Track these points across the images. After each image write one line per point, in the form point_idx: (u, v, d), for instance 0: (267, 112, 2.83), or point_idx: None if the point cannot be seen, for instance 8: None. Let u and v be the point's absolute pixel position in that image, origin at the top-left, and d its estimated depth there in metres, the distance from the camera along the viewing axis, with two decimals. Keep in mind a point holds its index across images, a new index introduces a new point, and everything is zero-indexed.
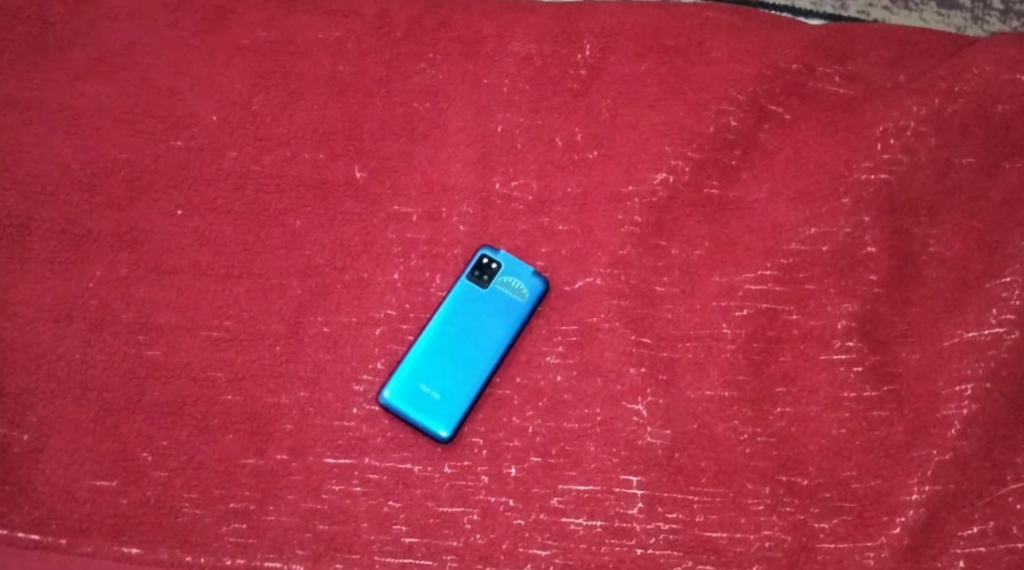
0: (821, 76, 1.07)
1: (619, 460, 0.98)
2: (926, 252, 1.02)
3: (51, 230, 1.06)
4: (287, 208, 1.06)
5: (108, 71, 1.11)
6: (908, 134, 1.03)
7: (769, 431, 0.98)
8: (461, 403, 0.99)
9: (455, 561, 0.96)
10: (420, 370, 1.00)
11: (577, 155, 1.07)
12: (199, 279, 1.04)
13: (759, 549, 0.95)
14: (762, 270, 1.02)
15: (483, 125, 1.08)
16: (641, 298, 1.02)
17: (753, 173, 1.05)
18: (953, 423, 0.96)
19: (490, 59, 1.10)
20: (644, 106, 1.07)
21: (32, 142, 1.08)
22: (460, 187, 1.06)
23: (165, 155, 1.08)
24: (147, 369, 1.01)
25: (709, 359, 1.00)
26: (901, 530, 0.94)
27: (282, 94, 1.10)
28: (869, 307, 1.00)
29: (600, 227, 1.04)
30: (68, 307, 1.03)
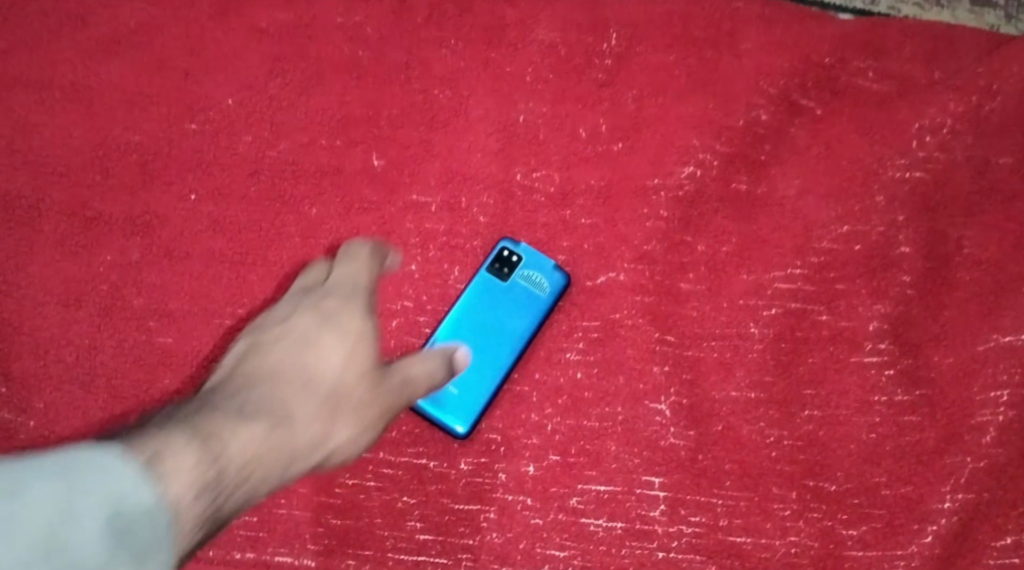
0: (854, 70, 1.03)
1: (641, 461, 0.95)
2: (960, 253, 0.98)
3: (61, 213, 1.04)
4: (303, 195, 1.04)
5: (121, 51, 1.08)
6: (944, 132, 1.01)
7: (796, 435, 0.95)
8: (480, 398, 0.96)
9: (470, 560, 0.94)
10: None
11: (601, 147, 1.03)
12: (211, 266, 1.03)
13: (784, 555, 0.93)
14: (792, 269, 0.99)
15: (504, 115, 1.05)
16: (666, 294, 0.99)
17: (782, 169, 1.01)
18: (988, 430, 0.94)
19: (513, 47, 1.06)
20: (672, 98, 1.04)
21: (43, 122, 1.06)
22: (480, 177, 1.03)
23: (180, 139, 1.06)
24: (157, 356, 1.01)
25: (736, 358, 0.97)
26: (932, 539, 0.92)
27: (300, 79, 1.07)
28: (901, 309, 0.97)
29: (625, 221, 1.01)
30: (77, 291, 1.02)
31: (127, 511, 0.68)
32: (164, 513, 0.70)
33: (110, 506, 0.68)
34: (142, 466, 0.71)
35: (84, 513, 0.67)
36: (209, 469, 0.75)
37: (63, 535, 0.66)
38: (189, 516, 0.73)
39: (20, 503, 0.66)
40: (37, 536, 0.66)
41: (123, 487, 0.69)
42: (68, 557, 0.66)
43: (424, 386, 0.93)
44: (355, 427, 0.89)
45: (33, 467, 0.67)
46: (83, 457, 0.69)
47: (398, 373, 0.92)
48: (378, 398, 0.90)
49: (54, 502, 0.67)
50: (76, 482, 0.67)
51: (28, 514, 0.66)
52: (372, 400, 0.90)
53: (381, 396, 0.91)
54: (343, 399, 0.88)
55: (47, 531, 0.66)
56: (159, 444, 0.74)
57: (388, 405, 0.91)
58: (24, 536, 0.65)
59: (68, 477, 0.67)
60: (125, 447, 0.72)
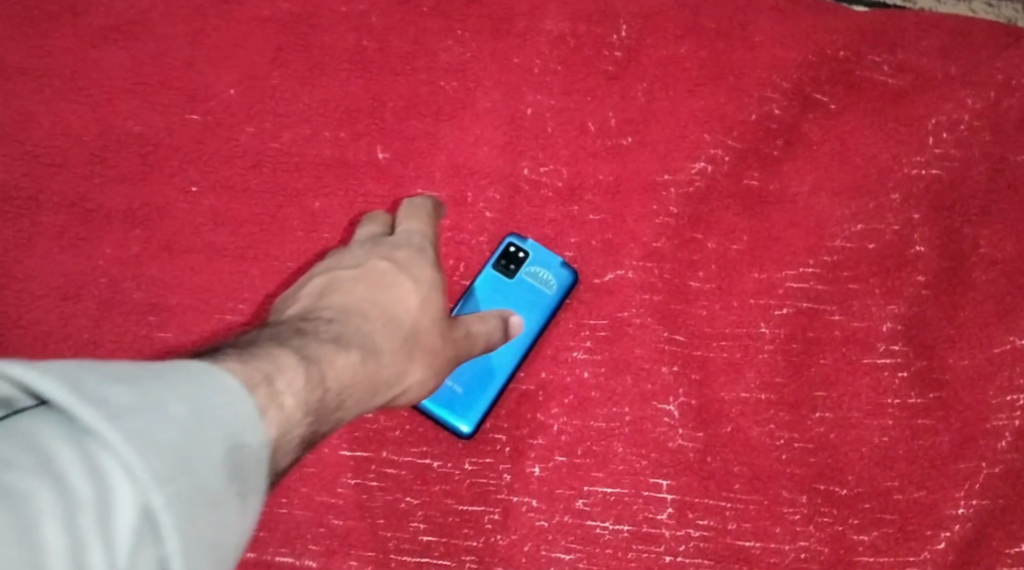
0: (869, 64, 1.01)
1: (649, 463, 0.94)
2: (977, 253, 0.96)
3: (61, 205, 1.03)
4: (306, 188, 1.02)
5: (120, 39, 1.06)
6: (961, 129, 0.99)
7: (806, 437, 0.93)
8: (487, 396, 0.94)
9: (474, 562, 0.92)
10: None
11: (610, 141, 1.01)
12: (213, 260, 1.01)
13: (794, 560, 0.91)
14: (804, 268, 0.97)
15: (512, 108, 1.02)
16: (675, 293, 0.97)
17: (795, 166, 0.99)
18: (1004, 435, 0.92)
19: (521, 38, 1.04)
20: (683, 92, 1.01)
21: (42, 112, 1.04)
22: (487, 171, 1.01)
23: (181, 130, 1.04)
24: (157, 352, 0.99)
25: (746, 359, 0.95)
26: (946, 545, 0.91)
27: (303, 69, 1.05)
28: (915, 310, 0.95)
29: (634, 217, 0.99)
30: (76, 285, 1.01)
31: (239, 446, 0.63)
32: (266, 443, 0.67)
33: (227, 437, 0.63)
34: (257, 385, 0.67)
35: (210, 441, 0.62)
36: (312, 394, 0.72)
37: (194, 459, 0.60)
38: (288, 446, 0.70)
39: (156, 416, 0.59)
40: (174, 454, 0.59)
41: (237, 417, 0.64)
42: (198, 481, 0.60)
43: (482, 347, 0.91)
44: (430, 371, 0.86)
45: (159, 385, 0.61)
46: (203, 384, 0.63)
47: (468, 324, 0.90)
48: (451, 346, 0.88)
49: (186, 422, 0.61)
50: (201, 407, 0.62)
51: (165, 430, 0.59)
52: (447, 345, 0.88)
53: (453, 344, 0.88)
54: (424, 342, 0.85)
55: (180, 449, 0.60)
56: (270, 366, 0.70)
57: (456, 355, 0.89)
58: (163, 448, 0.59)
59: (193, 402, 0.62)
60: (239, 366, 0.68)
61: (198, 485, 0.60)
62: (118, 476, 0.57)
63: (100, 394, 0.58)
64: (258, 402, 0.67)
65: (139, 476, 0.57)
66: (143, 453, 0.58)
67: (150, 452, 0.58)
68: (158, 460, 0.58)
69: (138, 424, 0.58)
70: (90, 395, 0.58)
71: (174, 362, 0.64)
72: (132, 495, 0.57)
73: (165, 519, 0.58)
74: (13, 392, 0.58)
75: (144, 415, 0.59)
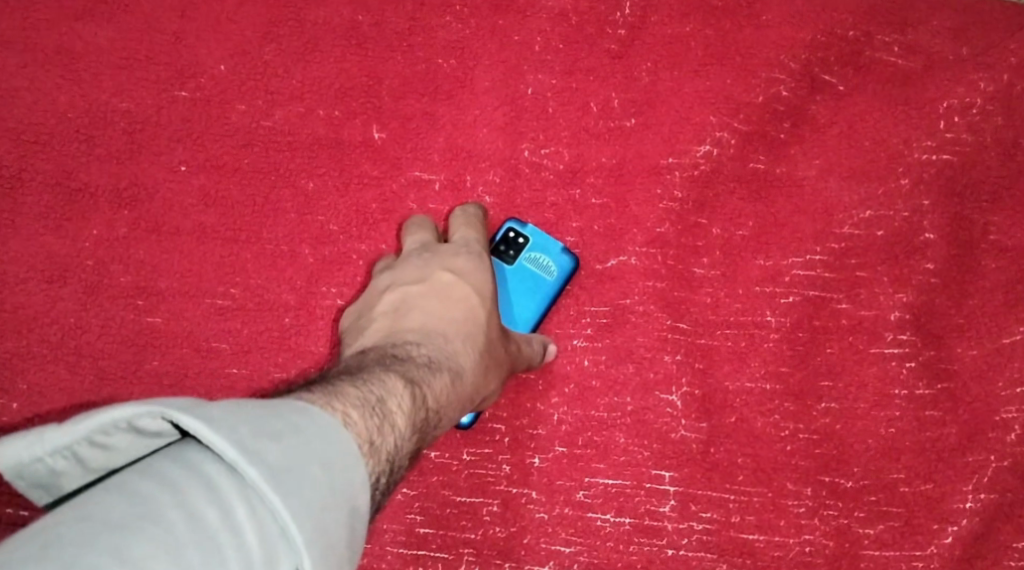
0: (879, 45, 0.98)
1: (651, 454, 0.92)
2: (987, 240, 0.95)
3: (45, 183, 0.99)
4: (299, 168, 0.99)
5: (107, 12, 1.02)
6: (973, 113, 0.96)
7: (811, 429, 0.92)
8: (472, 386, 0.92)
9: (472, 555, 0.91)
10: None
11: (613, 123, 0.98)
12: (203, 243, 0.98)
13: (798, 554, 0.90)
14: (812, 255, 0.95)
15: (512, 87, 1.00)
16: (679, 280, 0.95)
17: (802, 149, 0.97)
18: (1014, 428, 0.91)
19: (521, 14, 1.01)
20: (688, 71, 0.99)
21: (25, 87, 1.01)
22: (486, 154, 0.99)
23: (171, 107, 1.01)
24: (146, 337, 0.97)
25: (751, 348, 0.93)
26: (953, 540, 0.90)
27: (297, 45, 1.01)
28: (924, 299, 0.94)
29: (637, 201, 0.97)
30: (62, 267, 0.98)
31: (363, 512, 0.64)
32: (378, 490, 0.67)
33: (358, 501, 0.63)
34: (375, 428, 0.68)
35: (351, 504, 0.63)
36: (415, 431, 0.73)
37: (341, 523, 0.61)
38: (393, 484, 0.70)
39: (308, 476, 0.60)
40: (325, 515, 0.60)
41: (364, 483, 0.64)
42: (338, 546, 0.61)
43: (522, 369, 0.90)
44: (498, 389, 0.87)
45: (308, 445, 0.61)
46: (345, 441, 0.64)
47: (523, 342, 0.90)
48: (515, 363, 0.89)
49: (330, 483, 0.61)
50: (345, 467, 0.63)
51: (313, 491, 0.60)
52: (514, 364, 0.88)
53: (517, 363, 0.89)
54: (497, 361, 0.86)
55: (327, 510, 0.61)
56: (382, 398, 0.71)
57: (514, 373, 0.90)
58: (313, 509, 0.60)
59: (336, 464, 0.62)
60: (359, 405, 0.68)
61: (341, 549, 0.61)
62: (276, 536, 0.58)
63: (261, 450, 0.59)
64: (377, 447, 0.67)
65: (297, 539, 0.58)
66: (298, 514, 0.59)
67: (304, 513, 0.59)
68: (311, 524, 0.59)
69: (294, 484, 0.60)
70: (253, 450, 0.59)
71: (314, 413, 0.64)
72: (287, 557, 0.59)
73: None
74: (181, 432, 0.61)
75: (298, 474, 0.60)
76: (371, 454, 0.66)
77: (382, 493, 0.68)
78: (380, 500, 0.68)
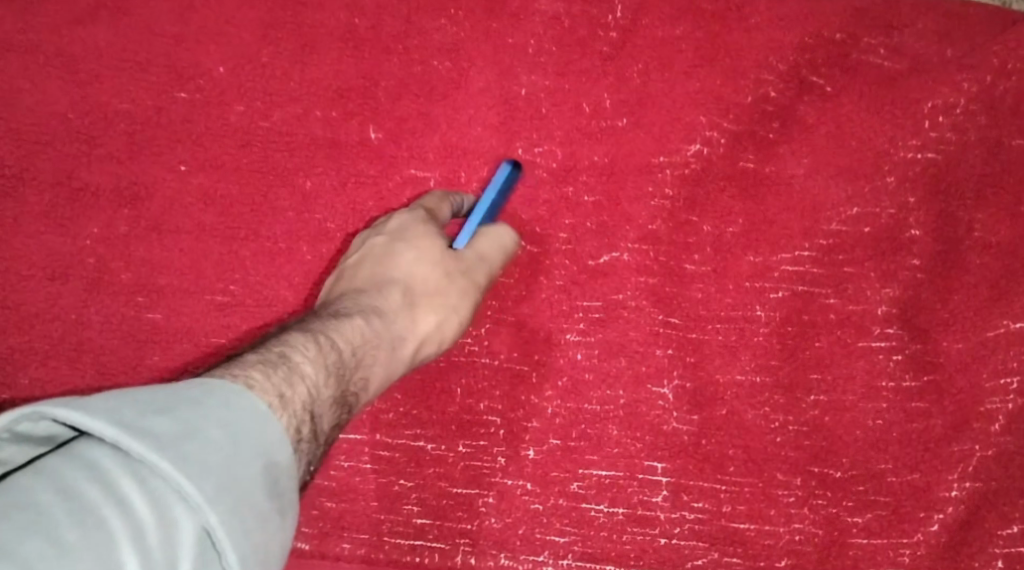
0: (866, 47, 1.00)
1: (643, 446, 0.93)
2: (971, 237, 0.97)
3: (47, 183, 1.01)
4: (297, 168, 1.01)
5: (107, 15, 1.03)
6: (957, 112, 0.98)
7: (801, 420, 0.94)
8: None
9: (468, 545, 0.92)
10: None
11: (605, 123, 1.00)
12: (203, 241, 1.00)
13: (788, 542, 0.92)
14: (800, 251, 0.97)
15: (506, 88, 1.01)
16: (671, 276, 0.97)
17: (791, 148, 0.99)
18: (997, 418, 0.93)
19: (515, 18, 1.02)
20: (678, 73, 1.01)
21: (27, 89, 1.02)
22: (481, 151, 1.01)
23: (171, 108, 1.02)
24: (146, 333, 0.98)
25: (741, 342, 0.95)
26: (938, 528, 0.92)
27: (294, 48, 1.03)
28: (910, 293, 0.96)
29: (629, 199, 0.98)
30: (63, 265, 0.99)
31: (279, 464, 0.65)
32: (297, 442, 0.70)
33: (270, 453, 0.65)
34: (282, 384, 0.70)
35: (259, 462, 0.64)
36: (334, 391, 0.75)
37: (245, 482, 0.62)
38: (318, 438, 0.73)
39: (201, 441, 0.61)
40: (225, 476, 0.61)
41: (278, 435, 0.66)
42: (248, 500, 0.62)
43: (501, 255, 0.93)
44: (450, 330, 0.89)
45: (201, 413, 0.63)
46: (249, 404, 0.66)
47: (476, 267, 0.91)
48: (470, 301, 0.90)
49: (229, 442, 0.63)
50: (248, 429, 0.64)
51: (209, 453, 0.61)
52: (467, 302, 0.90)
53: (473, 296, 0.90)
54: (438, 306, 0.88)
55: (229, 469, 0.62)
56: (293, 364, 0.72)
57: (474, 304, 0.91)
58: (210, 469, 0.61)
59: (235, 424, 0.64)
60: (265, 370, 0.70)
61: (250, 507, 0.62)
62: (172, 501, 0.59)
63: (146, 425, 0.60)
64: (289, 401, 0.69)
65: (193, 502, 0.60)
66: (193, 476, 0.60)
67: (199, 475, 0.60)
68: (209, 483, 0.60)
69: (184, 450, 0.61)
70: (135, 426, 0.60)
71: (211, 379, 0.65)
72: (188, 519, 0.60)
73: (223, 537, 0.60)
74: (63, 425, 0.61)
75: (188, 439, 0.61)
76: (282, 406, 0.68)
77: (304, 445, 0.71)
78: (304, 452, 0.71)
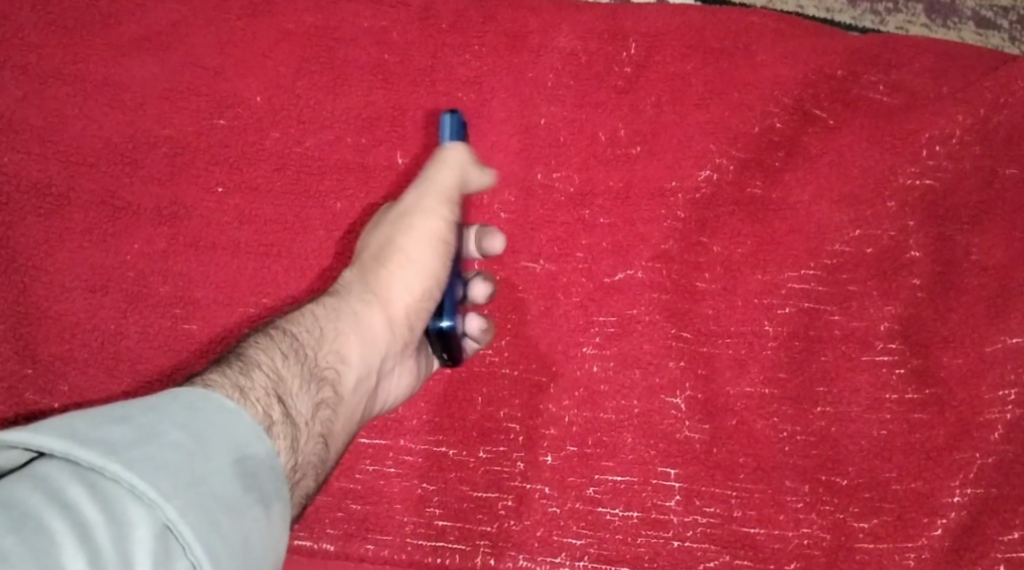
0: (866, 83, 1.04)
1: (657, 453, 0.99)
2: (968, 259, 1.01)
3: (91, 202, 1.06)
4: (328, 190, 1.06)
5: (151, 48, 1.08)
6: (953, 142, 1.03)
7: (809, 431, 0.99)
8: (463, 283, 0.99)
9: (488, 546, 0.97)
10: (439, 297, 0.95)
11: (621, 151, 1.05)
12: (237, 257, 1.05)
13: (798, 546, 0.97)
14: (806, 270, 1.02)
15: (527, 118, 1.06)
16: (683, 293, 1.02)
17: (796, 175, 1.04)
18: (997, 427, 0.98)
19: (535, 53, 1.07)
20: (690, 105, 1.05)
21: (74, 113, 1.08)
22: (504, 176, 1.05)
23: (209, 134, 1.07)
24: (181, 342, 1.03)
25: (750, 355, 1.01)
26: (942, 532, 0.97)
27: (325, 80, 1.07)
28: (910, 311, 1.01)
29: (643, 221, 1.03)
30: (105, 277, 1.04)
31: (247, 456, 0.73)
32: (273, 424, 0.77)
33: (234, 445, 0.73)
34: (243, 379, 0.77)
35: (220, 457, 0.71)
36: (304, 381, 0.82)
37: (204, 475, 0.70)
38: (298, 424, 0.79)
39: (157, 445, 0.70)
40: (183, 472, 0.69)
41: (242, 428, 0.74)
42: (210, 491, 0.70)
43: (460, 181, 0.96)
44: (427, 283, 0.93)
45: (157, 419, 0.71)
46: (208, 401, 0.74)
47: (438, 208, 0.95)
48: (442, 252, 0.94)
49: (188, 441, 0.71)
50: (206, 429, 0.72)
51: (166, 452, 0.69)
52: (438, 250, 0.94)
53: (442, 239, 0.94)
54: (399, 261, 0.93)
55: (188, 466, 0.70)
56: (250, 364, 0.79)
57: (446, 243, 0.95)
58: (164, 467, 0.69)
59: (194, 424, 0.72)
60: (222, 372, 0.77)
61: (213, 496, 0.70)
62: (129, 500, 0.67)
63: (99, 436, 0.68)
64: (250, 392, 0.77)
65: (149, 497, 0.67)
66: (146, 475, 0.68)
67: (153, 474, 0.68)
68: (165, 480, 0.68)
69: (138, 453, 0.68)
70: (88, 437, 0.68)
71: (169, 389, 0.74)
72: (149, 514, 0.67)
73: (184, 527, 0.68)
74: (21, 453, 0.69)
75: (143, 443, 0.69)
76: (244, 397, 0.76)
77: (283, 429, 0.77)
78: (287, 436, 0.77)
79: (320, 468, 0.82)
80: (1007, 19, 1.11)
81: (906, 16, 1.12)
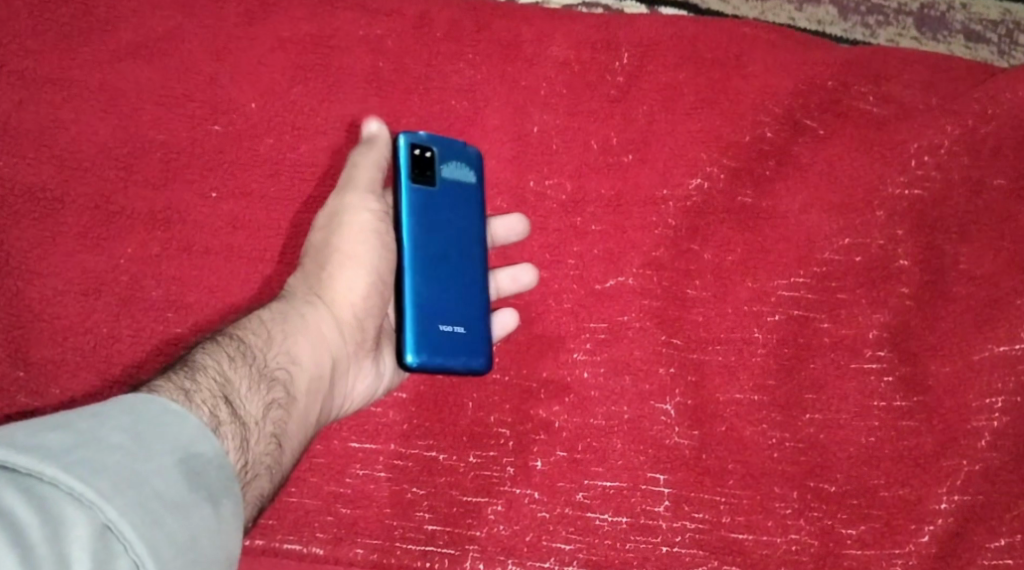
0: (856, 94, 1.05)
1: (647, 459, 0.99)
2: (956, 269, 1.02)
3: (84, 207, 1.06)
4: (321, 196, 1.06)
5: (145, 53, 1.08)
6: (942, 152, 1.03)
7: (797, 437, 1.00)
8: (478, 283, 0.99)
9: (477, 551, 0.98)
10: (427, 311, 0.96)
11: (613, 159, 1.05)
12: (230, 261, 1.05)
13: (785, 552, 0.98)
14: (796, 278, 1.03)
15: (519, 125, 1.06)
16: (673, 300, 1.02)
17: (786, 185, 1.04)
18: (984, 435, 0.99)
19: (528, 62, 1.07)
20: (682, 114, 1.06)
21: (67, 117, 1.07)
22: (495, 182, 1.05)
23: (202, 140, 1.07)
24: (174, 346, 1.04)
25: (740, 362, 1.01)
26: (929, 539, 0.98)
27: (320, 88, 1.08)
28: (899, 320, 1.02)
29: (635, 228, 1.04)
30: (98, 281, 1.05)
31: (193, 455, 0.74)
32: (222, 424, 0.79)
33: (180, 445, 0.74)
34: (188, 382, 0.80)
35: (161, 458, 0.73)
36: (253, 383, 0.84)
37: (144, 476, 0.71)
38: (247, 423, 0.82)
39: (97, 449, 0.71)
40: (123, 473, 0.70)
41: (187, 429, 0.75)
42: (152, 492, 0.71)
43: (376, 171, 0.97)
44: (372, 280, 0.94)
45: (98, 424, 0.72)
46: (149, 404, 0.75)
47: (363, 204, 0.95)
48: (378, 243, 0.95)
49: (130, 444, 0.72)
50: (147, 431, 0.74)
51: (107, 455, 0.71)
52: (374, 243, 0.95)
53: (376, 232, 0.95)
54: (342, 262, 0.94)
55: (129, 467, 0.71)
56: (192, 369, 0.82)
57: (381, 236, 0.95)
58: (105, 469, 0.70)
59: (136, 427, 0.73)
60: (165, 377, 0.80)
61: (155, 496, 0.71)
62: (68, 502, 0.68)
63: (38, 442, 0.69)
64: (195, 393, 0.79)
65: (87, 498, 0.68)
66: (85, 477, 0.69)
67: (93, 476, 0.69)
68: (105, 482, 0.69)
69: (78, 455, 0.70)
70: (26, 444, 0.69)
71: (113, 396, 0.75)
72: (88, 515, 0.68)
73: (125, 526, 0.69)
74: None
75: (83, 446, 0.70)
76: (189, 399, 0.78)
77: (231, 429, 0.80)
78: (236, 436, 0.80)
79: (272, 470, 0.84)
80: (996, 33, 1.13)
81: (896, 28, 1.13)
